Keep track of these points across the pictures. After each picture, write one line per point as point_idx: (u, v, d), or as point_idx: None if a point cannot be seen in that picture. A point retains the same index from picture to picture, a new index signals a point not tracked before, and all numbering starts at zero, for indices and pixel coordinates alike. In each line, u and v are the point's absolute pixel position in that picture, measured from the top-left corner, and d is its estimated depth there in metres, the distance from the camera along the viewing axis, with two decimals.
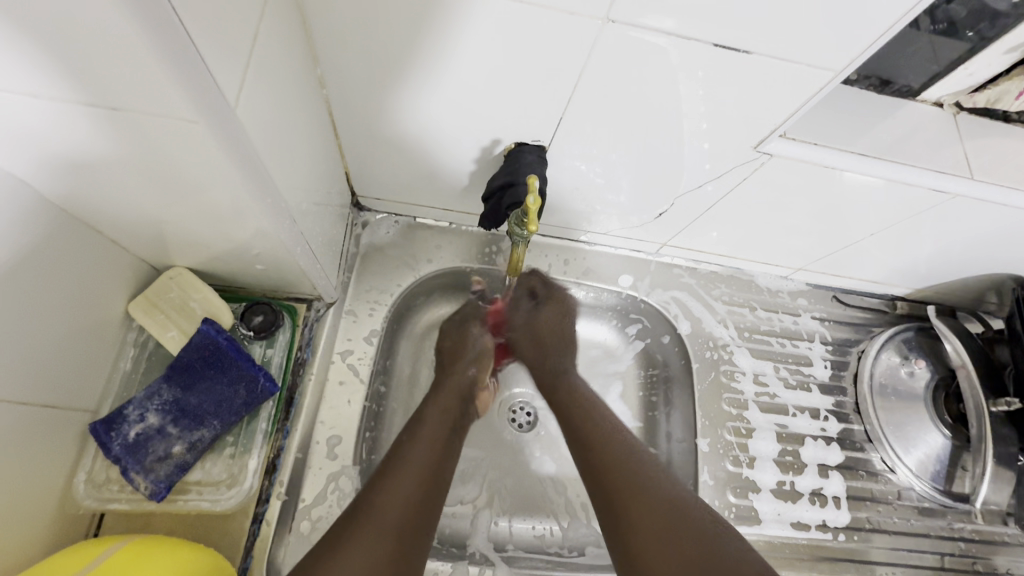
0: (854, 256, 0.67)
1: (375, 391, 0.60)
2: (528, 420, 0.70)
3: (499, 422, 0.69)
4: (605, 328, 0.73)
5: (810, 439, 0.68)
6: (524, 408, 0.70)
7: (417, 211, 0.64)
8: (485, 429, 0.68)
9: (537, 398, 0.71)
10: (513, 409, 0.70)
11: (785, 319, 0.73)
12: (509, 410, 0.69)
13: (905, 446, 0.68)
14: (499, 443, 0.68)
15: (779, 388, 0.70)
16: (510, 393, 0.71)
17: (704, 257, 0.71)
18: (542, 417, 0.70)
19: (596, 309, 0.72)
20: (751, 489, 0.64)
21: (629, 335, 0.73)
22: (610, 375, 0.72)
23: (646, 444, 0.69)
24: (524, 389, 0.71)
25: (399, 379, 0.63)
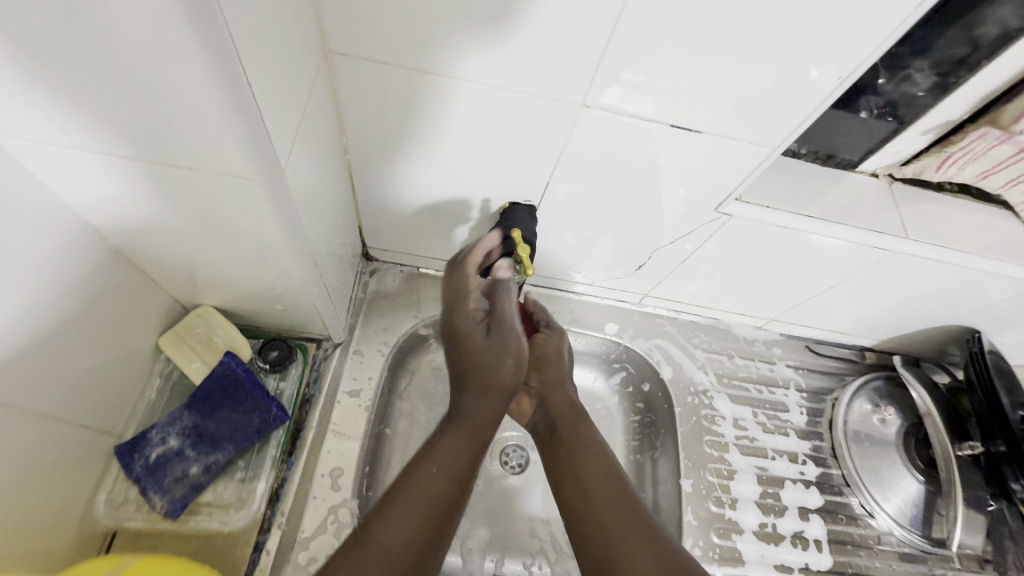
0: (820, 308, 0.73)
1: (377, 429, 0.64)
2: (520, 463, 0.73)
3: (492, 462, 0.73)
4: (591, 374, 0.78)
5: (789, 482, 0.71)
6: (516, 452, 0.74)
7: (420, 262, 0.71)
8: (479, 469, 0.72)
9: (530, 441, 0.75)
10: (506, 452, 0.74)
11: (761, 366, 0.78)
12: (501, 453, 0.73)
13: (882, 492, 0.71)
14: (492, 483, 0.71)
15: (758, 431, 0.74)
16: (502, 438, 0.75)
17: (683, 307, 0.77)
18: (533, 459, 0.74)
19: (584, 356, 0.78)
20: (734, 530, 0.66)
21: (614, 384, 0.78)
22: (597, 417, 0.76)
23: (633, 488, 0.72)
24: (516, 432, 0.75)
25: (398, 418, 0.67)
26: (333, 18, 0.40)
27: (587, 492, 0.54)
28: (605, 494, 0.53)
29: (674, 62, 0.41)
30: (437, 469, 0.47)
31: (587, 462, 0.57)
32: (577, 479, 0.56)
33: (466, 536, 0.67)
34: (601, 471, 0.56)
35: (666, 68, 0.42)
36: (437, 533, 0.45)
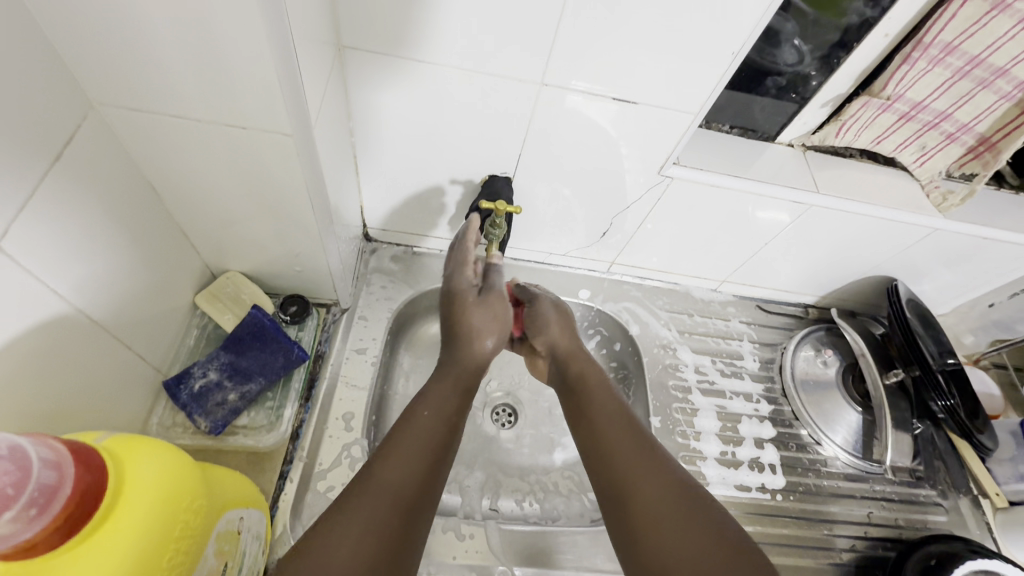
0: (762, 266, 0.85)
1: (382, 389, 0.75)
2: (510, 418, 0.82)
3: (484, 415, 0.82)
4: None
5: (745, 417, 0.80)
6: (506, 409, 0.83)
7: (414, 241, 0.82)
8: (473, 422, 0.81)
9: (517, 399, 0.84)
10: (497, 409, 0.83)
11: (718, 322, 0.89)
12: (493, 410, 0.82)
13: (829, 423, 0.81)
14: (484, 434, 0.80)
15: (717, 376, 0.84)
16: (493, 396, 0.84)
17: (646, 273, 0.88)
18: (521, 413, 0.83)
19: None
20: (698, 457, 0.75)
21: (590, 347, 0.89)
22: None
23: None
24: (506, 392, 0.84)
25: (399, 379, 0.79)
26: (346, 18, 0.51)
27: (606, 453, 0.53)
28: (626, 455, 0.52)
29: (613, 45, 0.53)
30: (422, 419, 0.50)
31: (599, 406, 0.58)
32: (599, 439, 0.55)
33: (463, 478, 0.75)
34: (618, 430, 0.55)
35: (606, 49, 0.54)
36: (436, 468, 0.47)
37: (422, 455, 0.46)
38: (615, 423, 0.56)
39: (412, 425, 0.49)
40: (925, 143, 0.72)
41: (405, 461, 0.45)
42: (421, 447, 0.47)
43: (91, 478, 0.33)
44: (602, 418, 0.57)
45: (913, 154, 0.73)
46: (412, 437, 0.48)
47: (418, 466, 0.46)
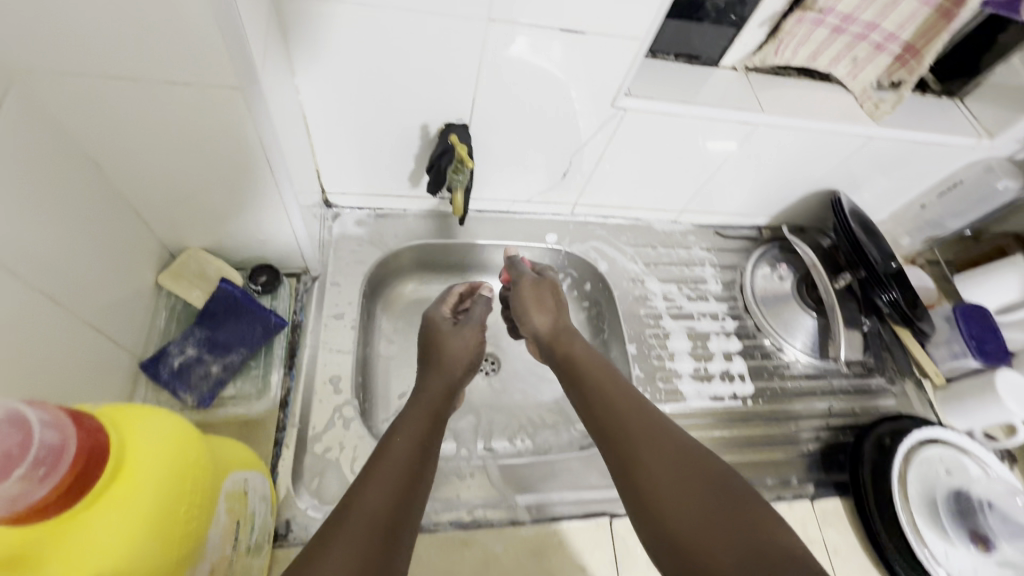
0: (717, 191, 0.88)
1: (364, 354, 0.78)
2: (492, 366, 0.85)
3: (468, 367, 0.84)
4: None
5: (713, 335, 0.86)
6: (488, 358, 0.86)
7: (377, 202, 0.82)
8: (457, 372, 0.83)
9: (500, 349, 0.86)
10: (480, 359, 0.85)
11: (680, 251, 0.93)
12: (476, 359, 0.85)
13: (788, 329, 0.88)
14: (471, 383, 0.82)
15: (683, 301, 0.88)
16: None
17: (608, 211, 0.91)
18: (503, 361, 0.86)
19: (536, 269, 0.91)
20: (674, 376, 0.80)
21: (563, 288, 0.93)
22: None
23: None
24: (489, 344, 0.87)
25: (379, 341, 0.82)
26: None
27: (611, 424, 0.53)
28: (633, 439, 0.51)
29: None
30: (397, 446, 0.50)
31: (595, 385, 0.58)
32: (603, 410, 0.55)
33: (456, 427, 0.78)
34: (622, 397, 0.55)
35: None
36: (413, 490, 0.47)
37: (399, 477, 0.46)
38: (619, 400, 0.55)
39: (387, 450, 0.49)
40: (856, 56, 0.75)
41: (384, 482, 0.45)
42: (396, 474, 0.47)
43: (96, 438, 0.33)
44: (603, 401, 0.56)
45: (846, 67, 0.76)
46: (386, 460, 0.48)
47: (394, 493, 0.45)
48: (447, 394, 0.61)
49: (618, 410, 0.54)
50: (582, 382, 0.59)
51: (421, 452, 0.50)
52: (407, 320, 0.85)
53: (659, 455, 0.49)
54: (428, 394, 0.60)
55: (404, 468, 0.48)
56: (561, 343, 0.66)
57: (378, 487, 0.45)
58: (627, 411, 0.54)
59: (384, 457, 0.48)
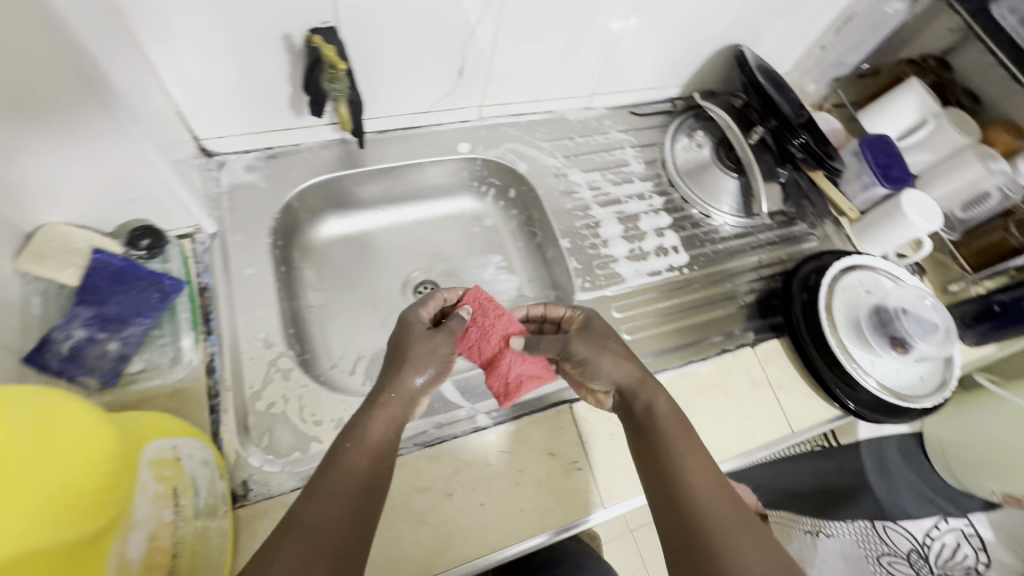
0: (623, 65, 0.85)
1: (291, 307, 0.74)
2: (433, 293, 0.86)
3: (406, 295, 0.85)
4: (467, 199, 0.91)
5: (644, 214, 0.86)
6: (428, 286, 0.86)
7: (265, 141, 0.75)
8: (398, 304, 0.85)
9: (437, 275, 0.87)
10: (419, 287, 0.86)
11: (598, 138, 0.91)
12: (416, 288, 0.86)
13: (712, 196, 0.89)
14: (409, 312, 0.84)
15: (609, 186, 0.87)
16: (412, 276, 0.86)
17: (517, 108, 0.86)
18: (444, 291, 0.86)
19: (459, 187, 0.90)
20: (611, 261, 0.80)
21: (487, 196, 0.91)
22: (485, 233, 0.91)
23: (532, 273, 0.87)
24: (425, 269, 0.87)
25: (307, 291, 0.79)
26: None
27: (687, 496, 0.49)
28: (697, 498, 0.48)
29: None
30: (347, 454, 0.49)
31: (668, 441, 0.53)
32: (682, 477, 0.50)
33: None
34: (706, 472, 0.50)
35: None
36: (361, 503, 0.47)
37: (345, 494, 0.46)
38: (686, 457, 0.51)
39: (342, 463, 0.48)
40: None
41: (328, 500, 0.45)
42: (341, 493, 0.46)
43: None
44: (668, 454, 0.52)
45: None
46: (333, 482, 0.46)
47: (335, 513, 0.45)
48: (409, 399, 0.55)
49: (700, 484, 0.49)
50: (652, 428, 0.54)
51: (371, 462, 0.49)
52: (332, 264, 0.83)
53: (742, 538, 0.45)
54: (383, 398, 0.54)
55: (355, 492, 0.47)
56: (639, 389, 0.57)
57: (321, 505, 0.45)
58: (698, 473, 0.50)
59: (337, 469, 0.47)
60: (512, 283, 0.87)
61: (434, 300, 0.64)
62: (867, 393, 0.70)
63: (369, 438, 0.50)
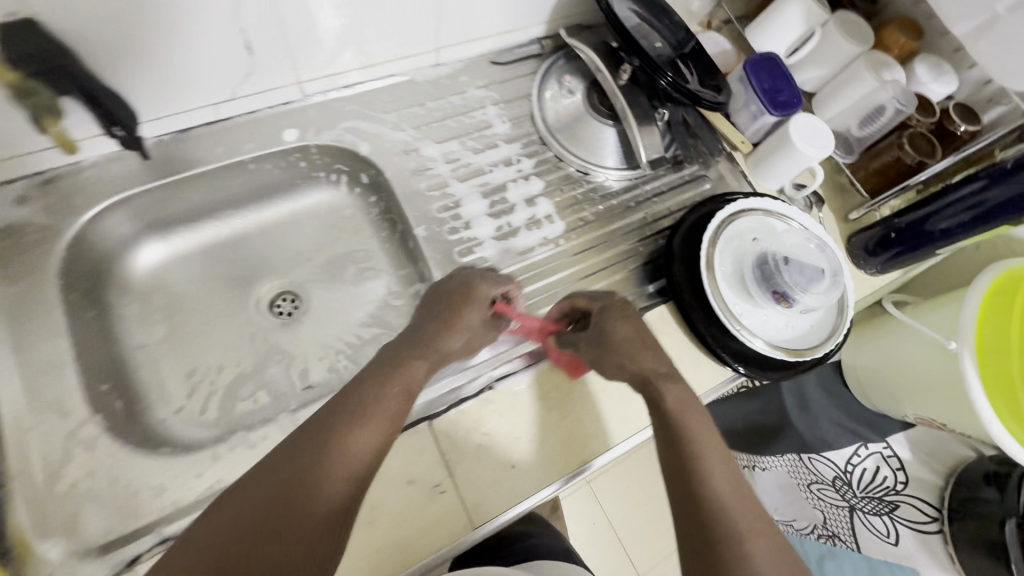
0: (463, 10, 0.72)
1: (111, 353, 0.66)
2: (290, 307, 0.77)
3: (261, 312, 0.76)
4: (317, 193, 0.80)
5: (511, 183, 0.76)
6: (287, 299, 0.78)
7: (30, 163, 0.61)
8: (250, 325, 0.75)
9: (297, 284, 0.79)
10: (276, 301, 0.77)
11: (454, 99, 0.79)
12: (271, 303, 0.77)
13: (589, 150, 0.79)
14: (263, 330, 0.75)
15: (470, 156, 0.76)
16: (265, 291, 0.78)
17: (348, 77, 0.74)
18: (304, 304, 0.78)
19: (304, 180, 0.78)
20: (475, 245, 0.72)
21: (338, 180, 0.80)
22: (343, 227, 0.81)
23: (400, 267, 0.78)
24: (282, 281, 0.78)
25: (134, 329, 0.69)
26: None
27: (720, 510, 0.48)
28: (728, 515, 0.48)
29: None
30: (347, 450, 0.46)
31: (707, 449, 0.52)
32: (708, 494, 0.49)
33: (270, 380, 0.72)
34: (736, 484, 0.51)
35: None
36: (320, 530, 0.43)
37: (306, 516, 0.43)
38: (715, 472, 0.51)
39: (336, 457, 0.46)
40: None
41: (264, 518, 0.42)
42: (307, 518, 0.43)
43: None
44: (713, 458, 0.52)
45: None
46: (317, 488, 0.44)
47: (290, 534, 0.42)
48: (406, 393, 0.53)
49: (723, 497, 0.49)
50: (689, 433, 0.54)
51: (355, 477, 0.46)
52: (167, 292, 0.73)
53: (766, 558, 0.46)
54: (354, 394, 0.51)
55: (328, 510, 0.44)
56: (655, 386, 0.58)
57: (286, 517, 0.42)
58: (731, 483, 0.50)
59: (323, 469, 0.45)
60: (379, 279, 0.79)
61: (480, 296, 0.61)
62: (757, 355, 0.65)
63: (363, 434, 0.48)
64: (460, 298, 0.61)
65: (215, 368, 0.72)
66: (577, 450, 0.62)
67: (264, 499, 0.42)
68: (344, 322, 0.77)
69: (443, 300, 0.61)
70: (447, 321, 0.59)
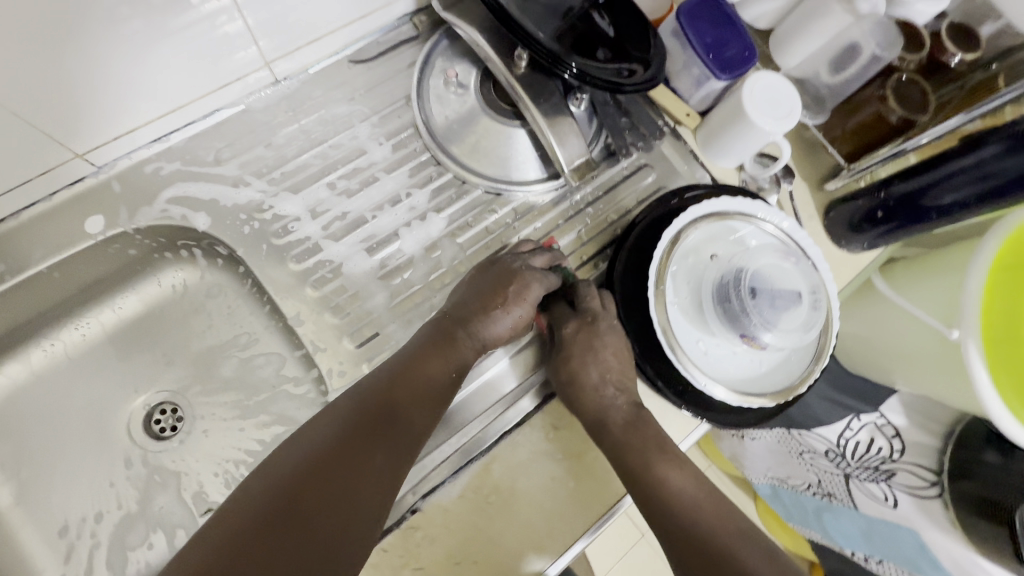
0: (282, 8, 0.51)
1: None
2: (171, 422, 0.63)
3: (137, 436, 0.62)
4: (172, 276, 0.64)
5: (404, 229, 0.59)
6: (166, 411, 0.64)
7: None
8: (124, 455, 0.61)
9: (178, 390, 0.64)
10: (154, 416, 0.63)
11: (310, 125, 0.60)
12: (150, 417, 0.63)
13: (495, 162, 0.62)
14: (141, 458, 0.62)
15: (344, 202, 0.59)
16: (135, 407, 0.63)
17: (152, 129, 0.54)
18: (190, 412, 0.64)
19: (150, 263, 0.62)
20: (372, 322, 0.57)
21: (193, 257, 0.63)
22: (214, 311, 0.65)
23: (292, 348, 0.64)
24: (156, 390, 0.64)
25: None
26: None
27: (685, 517, 0.50)
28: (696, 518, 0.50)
29: None
30: (351, 478, 0.42)
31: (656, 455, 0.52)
32: (671, 503, 0.50)
33: (161, 517, 0.59)
34: (688, 487, 0.51)
35: None
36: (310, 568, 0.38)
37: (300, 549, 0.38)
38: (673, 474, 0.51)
39: (355, 472, 0.42)
40: None
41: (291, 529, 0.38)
42: (305, 545, 0.38)
43: None
44: (666, 466, 0.52)
45: None
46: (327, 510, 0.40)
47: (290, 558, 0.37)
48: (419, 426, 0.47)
49: (680, 500, 0.50)
50: (641, 449, 0.52)
51: (367, 501, 0.42)
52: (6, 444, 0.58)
53: (737, 548, 0.48)
54: (392, 383, 0.47)
55: (328, 540, 0.39)
56: (619, 404, 0.54)
57: (299, 531, 0.38)
58: (685, 481, 0.52)
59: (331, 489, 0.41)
60: (271, 364, 0.65)
61: (529, 299, 0.53)
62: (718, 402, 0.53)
63: (377, 460, 0.43)
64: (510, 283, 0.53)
65: (91, 518, 0.58)
66: (528, 560, 0.52)
67: (264, 493, 0.40)
68: (238, 428, 0.64)
69: (489, 273, 0.54)
70: (506, 282, 0.53)
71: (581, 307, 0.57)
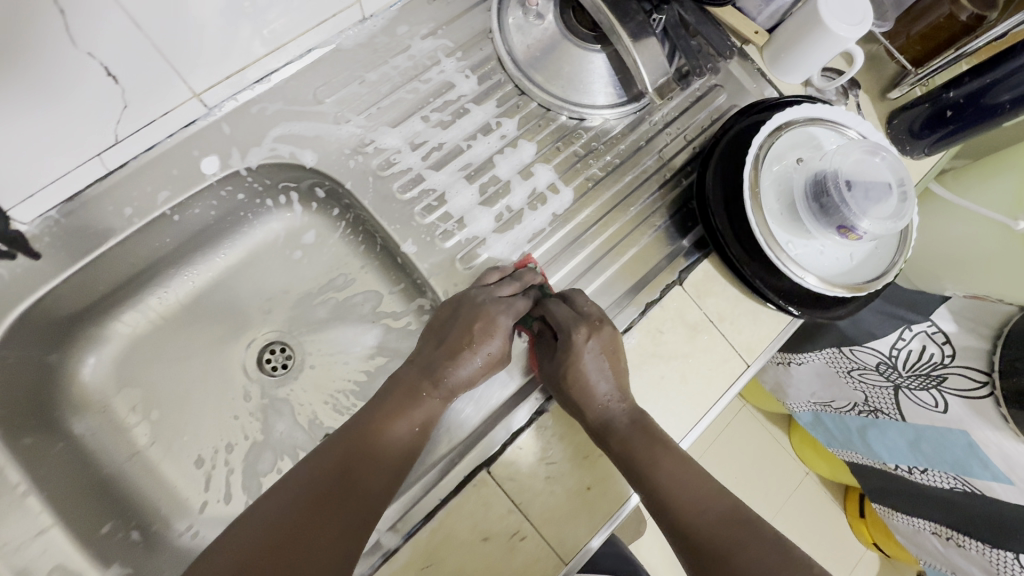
0: None
1: (98, 479, 0.56)
2: (283, 360, 0.66)
3: (253, 373, 0.65)
4: (270, 221, 0.66)
5: (498, 156, 0.62)
6: (278, 349, 0.67)
7: None
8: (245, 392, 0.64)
9: (285, 330, 0.67)
10: (267, 354, 0.66)
11: (400, 61, 0.62)
12: (263, 355, 0.66)
13: (579, 89, 0.64)
14: (260, 393, 0.65)
15: (439, 133, 0.61)
16: (249, 346, 0.66)
17: (259, 69, 0.55)
18: (299, 349, 0.67)
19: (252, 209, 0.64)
20: (478, 245, 0.60)
21: (290, 201, 0.66)
22: (312, 252, 0.68)
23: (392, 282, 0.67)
24: (266, 330, 0.67)
25: (115, 440, 0.59)
26: None
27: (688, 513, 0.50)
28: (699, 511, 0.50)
29: None
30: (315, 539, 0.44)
31: (656, 451, 0.52)
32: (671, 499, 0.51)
33: (285, 443, 0.63)
34: (688, 476, 0.52)
35: None
36: None
37: None
38: (674, 469, 0.51)
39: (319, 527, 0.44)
40: None
41: None
42: None
43: None
44: (668, 462, 0.52)
45: None
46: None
47: None
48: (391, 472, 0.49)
49: (681, 496, 0.51)
50: (640, 450, 0.52)
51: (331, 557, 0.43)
52: (138, 386, 0.62)
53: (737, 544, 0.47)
54: (357, 437, 0.50)
55: None
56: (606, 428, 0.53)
57: None
58: (688, 478, 0.52)
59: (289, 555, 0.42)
60: (371, 300, 0.68)
61: (500, 332, 0.54)
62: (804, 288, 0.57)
63: (342, 514, 0.46)
64: (476, 320, 0.54)
65: (222, 448, 0.62)
66: (600, 508, 0.53)
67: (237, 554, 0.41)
68: (344, 362, 0.67)
69: (456, 312, 0.55)
70: (470, 319, 0.54)
71: (583, 313, 0.56)
